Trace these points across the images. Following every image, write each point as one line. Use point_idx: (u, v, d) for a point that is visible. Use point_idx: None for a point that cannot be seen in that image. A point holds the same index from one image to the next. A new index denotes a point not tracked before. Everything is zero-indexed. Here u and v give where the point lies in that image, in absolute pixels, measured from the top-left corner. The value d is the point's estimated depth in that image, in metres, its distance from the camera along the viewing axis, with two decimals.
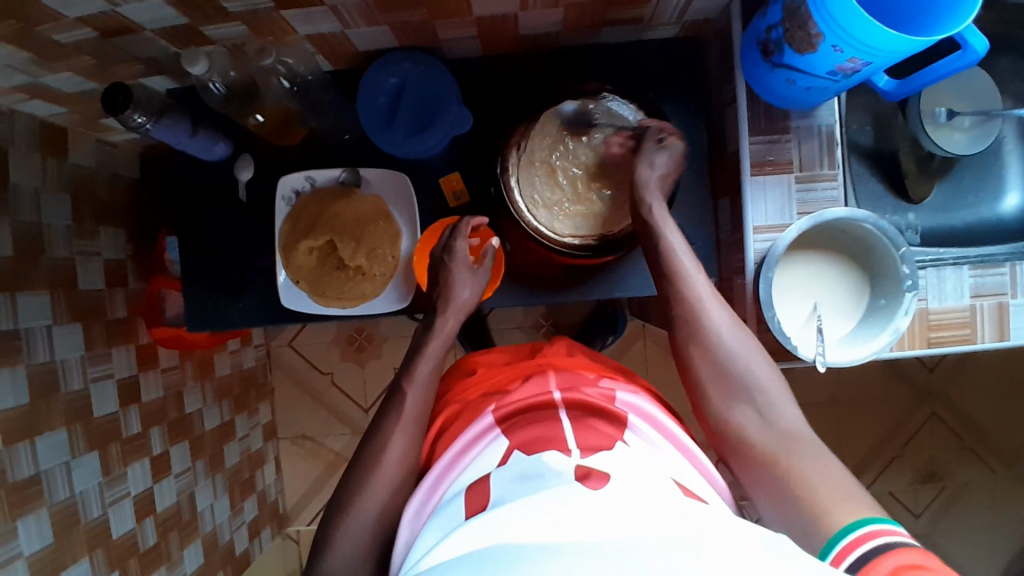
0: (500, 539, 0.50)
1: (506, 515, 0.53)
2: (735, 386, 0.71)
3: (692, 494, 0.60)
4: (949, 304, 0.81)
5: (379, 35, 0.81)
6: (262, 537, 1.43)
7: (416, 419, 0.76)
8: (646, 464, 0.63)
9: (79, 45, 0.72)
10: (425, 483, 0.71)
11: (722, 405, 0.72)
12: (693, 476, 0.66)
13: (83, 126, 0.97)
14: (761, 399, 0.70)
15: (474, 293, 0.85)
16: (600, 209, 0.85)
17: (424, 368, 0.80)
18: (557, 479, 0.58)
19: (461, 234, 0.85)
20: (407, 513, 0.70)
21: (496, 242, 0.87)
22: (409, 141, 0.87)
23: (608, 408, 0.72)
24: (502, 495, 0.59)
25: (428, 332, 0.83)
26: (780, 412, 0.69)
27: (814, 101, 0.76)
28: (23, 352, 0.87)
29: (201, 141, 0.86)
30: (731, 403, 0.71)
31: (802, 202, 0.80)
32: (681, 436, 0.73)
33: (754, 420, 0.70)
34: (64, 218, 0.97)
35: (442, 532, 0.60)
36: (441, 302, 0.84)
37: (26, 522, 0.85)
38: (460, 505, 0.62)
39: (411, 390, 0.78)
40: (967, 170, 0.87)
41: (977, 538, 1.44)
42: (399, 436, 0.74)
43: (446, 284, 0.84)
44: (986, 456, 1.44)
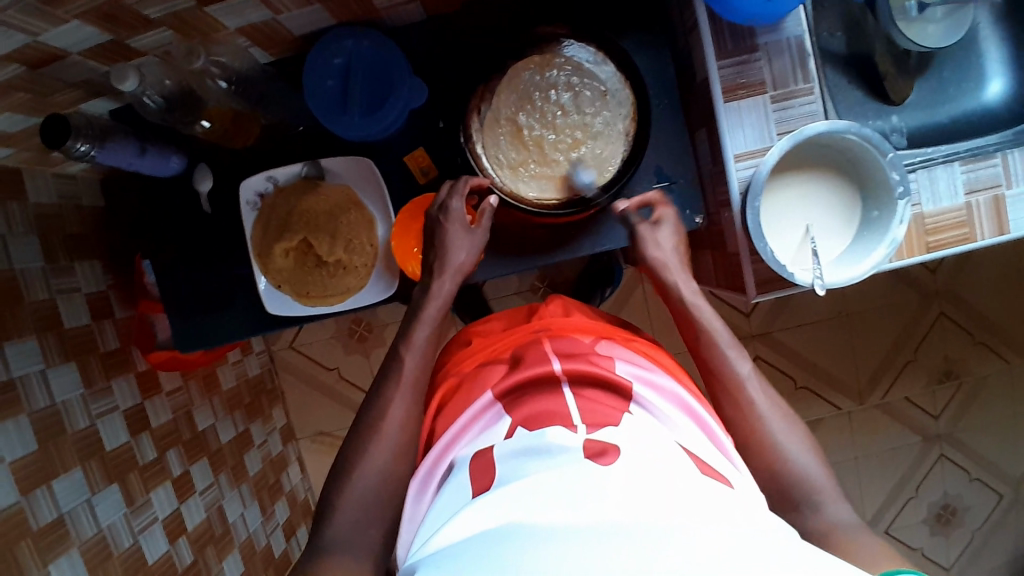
0: (511, 521, 0.52)
1: (507, 502, 0.54)
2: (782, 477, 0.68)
3: (709, 469, 0.60)
4: (944, 205, 0.79)
5: (313, 15, 0.76)
6: (300, 534, 1.45)
7: (414, 384, 0.77)
8: (656, 437, 0.63)
9: (8, 81, 0.69)
10: (425, 462, 0.71)
11: (774, 501, 0.68)
12: (711, 450, 0.65)
13: (34, 163, 0.94)
14: (814, 494, 0.66)
15: (471, 255, 0.82)
16: (572, 175, 0.82)
17: (421, 332, 0.80)
18: (567, 456, 0.58)
19: (457, 193, 0.82)
20: (409, 494, 0.70)
21: (493, 199, 0.81)
22: (367, 121, 0.82)
23: (614, 381, 0.70)
24: (506, 474, 0.59)
25: (427, 294, 0.82)
26: (834, 509, 0.65)
27: (780, 11, 0.71)
28: (22, 401, 0.86)
29: (152, 158, 0.83)
30: (779, 498, 0.68)
31: (780, 121, 0.77)
32: (688, 401, 0.72)
33: (808, 511, 0.65)
34: (37, 260, 0.95)
35: (446, 516, 0.60)
36: (436, 264, 0.82)
37: (58, 565, 0.85)
38: (465, 478, 0.63)
39: (411, 354, 0.78)
40: (946, 62, 0.83)
41: (999, 428, 1.45)
42: (401, 401, 0.75)
43: (441, 244, 0.81)
44: (1000, 349, 1.43)
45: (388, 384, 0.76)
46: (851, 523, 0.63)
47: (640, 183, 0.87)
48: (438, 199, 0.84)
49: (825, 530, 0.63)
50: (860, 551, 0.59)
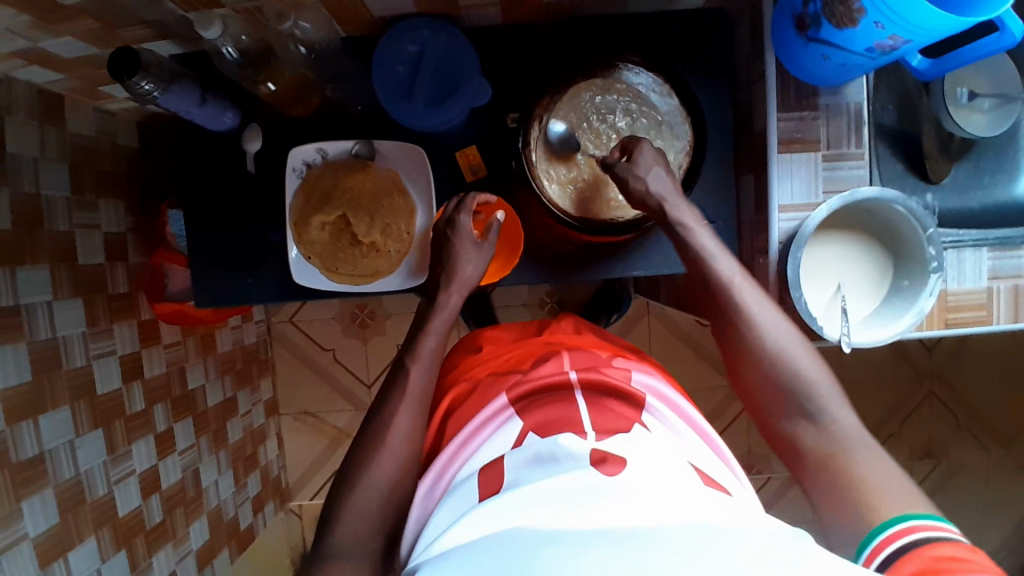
0: (516, 525, 0.52)
1: (519, 506, 0.55)
2: (781, 385, 0.68)
3: (713, 482, 0.61)
4: (967, 286, 0.82)
5: (398, 0, 0.77)
6: (266, 511, 1.42)
7: (421, 393, 0.77)
8: (667, 449, 0.63)
9: (82, 8, 0.68)
10: (430, 472, 0.70)
11: (771, 406, 0.69)
12: (715, 463, 0.66)
13: (80, 93, 0.93)
14: (813, 402, 0.67)
15: (477, 270, 0.83)
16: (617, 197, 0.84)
17: (429, 343, 0.80)
18: (573, 464, 0.59)
19: (466, 208, 0.83)
20: (419, 491, 0.70)
21: (501, 216, 0.84)
22: (430, 113, 0.83)
23: (626, 390, 0.71)
24: (517, 478, 0.60)
25: (433, 305, 0.82)
26: (833, 415, 0.66)
27: (845, 77, 0.74)
28: (25, 329, 0.84)
29: (210, 109, 0.82)
30: (776, 404, 0.69)
31: (828, 181, 0.80)
32: (698, 420, 0.74)
33: (807, 427, 0.67)
34: (63, 190, 0.93)
35: (455, 516, 0.60)
36: (445, 277, 0.83)
37: (30, 503, 0.83)
38: (473, 485, 0.62)
39: (417, 367, 0.78)
40: (985, 152, 0.87)
41: (967, 513, 1.48)
42: (407, 410, 0.75)
43: (449, 260, 0.82)
44: (980, 435, 1.47)
45: (402, 389, 0.76)
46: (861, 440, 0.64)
47: None
48: (447, 211, 0.85)
49: (834, 458, 0.63)
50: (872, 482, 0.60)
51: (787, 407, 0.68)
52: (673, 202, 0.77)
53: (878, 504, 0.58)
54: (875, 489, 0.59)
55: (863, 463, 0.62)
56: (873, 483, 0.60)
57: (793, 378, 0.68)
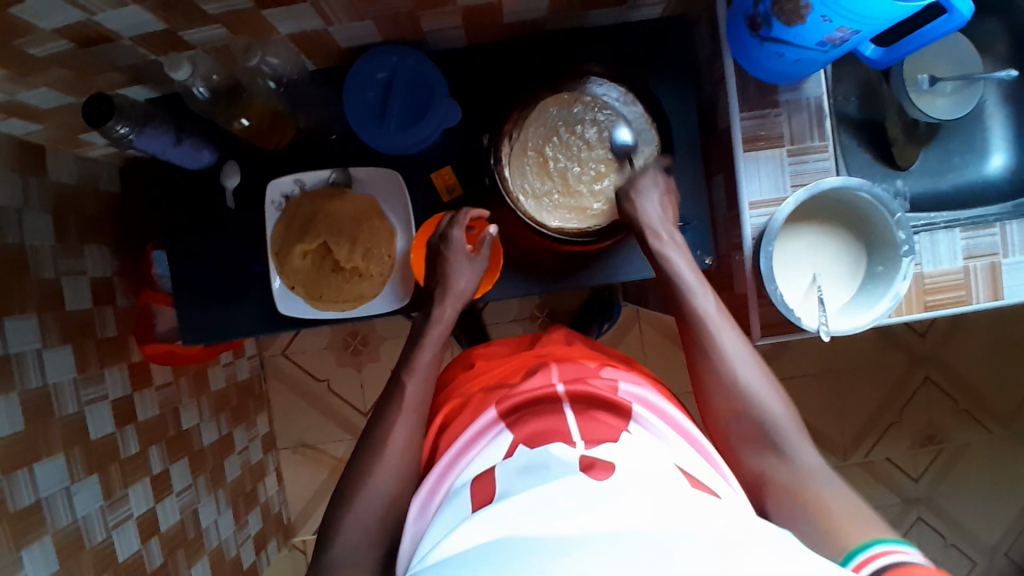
0: (506, 534, 0.52)
1: (510, 513, 0.55)
2: (751, 420, 0.71)
3: (701, 485, 0.61)
4: (944, 267, 0.83)
5: (363, 30, 0.79)
6: (270, 548, 1.41)
7: (417, 409, 0.77)
8: (654, 455, 0.63)
9: (54, 58, 0.70)
10: (425, 485, 0.70)
11: (738, 438, 0.71)
12: (704, 466, 0.67)
13: (60, 141, 0.95)
14: (784, 445, 0.69)
15: (471, 283, 0.84)
16: (591, 205, 0.85)
17: (424, 357, 0.81)
18: (562, 470, 0.59)
19: (458, 223, 0.84)
20: (411, 508, 0.69)
21: (492, 229, 0.84)
22: (402, 134, 0.85)
23: (614, 401, 0.71)
24: (508, 487, 0.60)
25: (428, 319, 0.83)
26: (798, 452, 0.68)
27: (805, 72, 0.76)
28: (15, 377, 0.85)
29: (185, 149, 0.84)
30: (747, 442, 0.71)
31: (795, 174, 0.81)
32: (685, 425, 0.74)
33: (775, 463, 0.69)
34: (47, 238, 0.94)
35: (448, 530, 0.60)
36: (439, 291, 0.84)
37: (30, 552, 0.82)
38: (467, 496, 0.62)
39: (412, 381, 0.78)
40: (951, 135, 0.89)
41: (976, 498, 1.48)
42: (404, 425, 0.75)
43: (443, 273, 0.83)
44: (980, 417, 1.47)
45: (390, 409, 0.76)
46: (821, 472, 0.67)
47: None
48: (439, 226, 0.87)
49: (802, 492, 0.65)
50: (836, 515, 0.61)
51: (759, 444, 0.70)
52: (665, 241, 0.81)
53: (850, 527, 0.59)
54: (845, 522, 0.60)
55: (830, 499, 0.63)
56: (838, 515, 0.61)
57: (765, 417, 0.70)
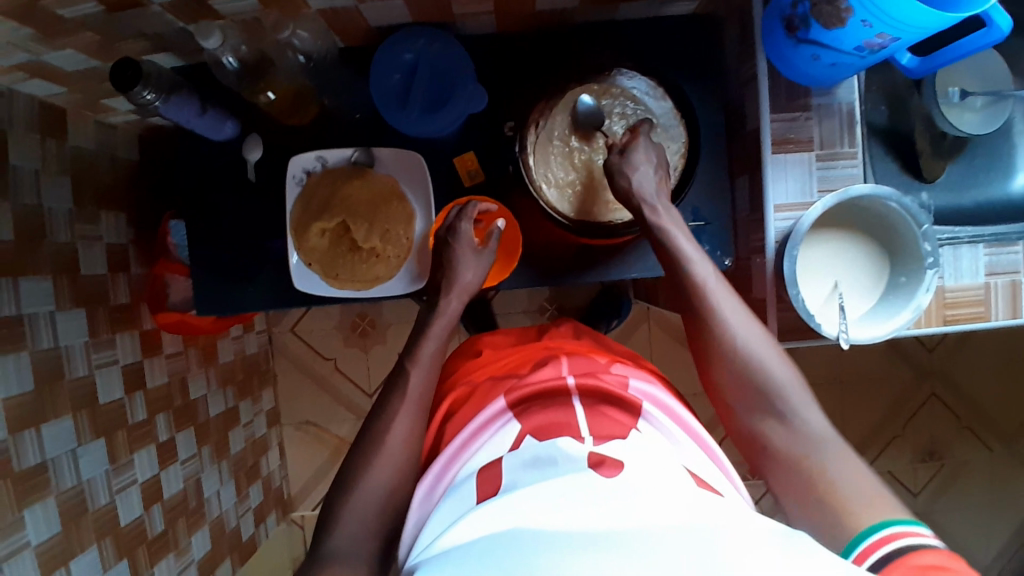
0: (523, 525, 0.52)
1: (524, 508, 0.54)
2: (751, 386, 0.69)
3: (706, 486, 0.61)
4: (964, 282, 0.82)
5: (394, 9, 0.78)
6: (268, 523, 1.42)
7: (419, 402, 0.76)
8: (663, 454, 0.63)
9: (84, 20, 0.70)
10: (429, 474, 0.71)
11: (739, 407, 0.70)
12: (709, 468, 0.67)
13: (82, 106, 0.94)
14: (782, 404, 0.67)
15: (477, 277, 0.84)
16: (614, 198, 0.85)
17: (428, 348, 0.80)
18: (571, 465, 0.59)
19: (467, 216, 0.85)
20: (419, 492, 0.70)
21: (501, 224, 0.86)
22: (424, 120, 0.86)
23: (624, 397, 0.71)
24: (514, 479, 0.60)
25: (433, 312, 0.83)
26: (803, 417, 0.66)
27: (838, 77, 0.75)
28: (27, 339, 0.85)
29: (210, 119, 0.84)
30: (744, 402, 0.69)
31: (822, 179, 0.80)
32: (695, 428, 0.74)
33: (776, 427, 0.67)
34: (65, 202, 0.94)
35: (451, 519, 0.60)
36: (444, 284, 0.84)
37: (33, 512, 0.83)
38: (470, 488, 0.62)
39: (417, 370, 0.78)
40: (979, 150, 0.88)
41: (973, 516, 1.48)
42: (405, 417, 0.75)
43: (449, 265, 0.84)
44: (983, 435, 1.46)
45: (401, 390, 0.76)
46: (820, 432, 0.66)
47: (676, 218, 0.90)
48: (448, 219, 0.87)
49: (802, 461, 0.64)
50: (840, 491, 0.60)
51: (760, 410, 0.68)
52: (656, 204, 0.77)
53: (856, 509, 0.59)
54: (858, 503, 0.59)
55: (832, 466, 0.63)
56: (843, 488, 0.61)
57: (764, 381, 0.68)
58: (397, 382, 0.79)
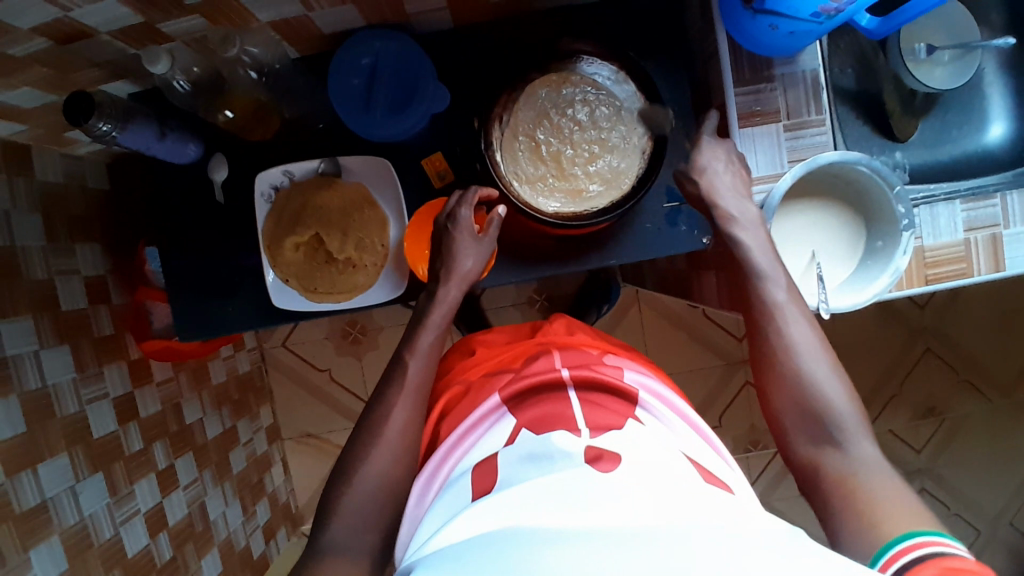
0: (515, 523, 0.51)
1: (516, 506, 0.53)
2: (812, 414, 0.67)
3: (712, 477, 0.61)
4: (944, 240, 0.81)
5: (345, 15, 0.77)
6: (279, 537, 1.42)
7: (416, 390, 0.76)
8: (661, 443, 0.63)
9: (32, 56, 0.69)
10: (429, 464, 0.71)
11: (795, 431, 0.68)
12: (711, 457, 0.66)
13: (45, 141, 0.93)
14: (839, 429, 0.66)
15: (477, 264, 0.81)
16: (585, 188, 0.83)
17: (425, 338, 0.79)
18: (567, 462, 0.58)
19: (466, 202, 0.81)
20: (414, 490, 0.70)
21: (501, 211, 0.81)
22: (390, 120, 0.84)
23: (622, 388, 0.71)
24: (508, 477, 0.59)
25: (432, 300, 0.80)
26: (857, 444, 0.65)
27: (798, 44, 0.74)
28: (13, 380, 0.84)
29: (170, 143, 0.83)
30: (802, 427, 0.68)
31: (792, 149, 0.80)
32: (691, 415, 0.73)
33: (830, 452, 0.66)
34: (38, 239, 0.93)
35: (447, 515, 0.60)
36: (443, 272, 0.81)
37: (38, 552, 0.83)
38: (466, 481, 0.62)
39: (415, 359, 0.78)
40: (950, 106, 0.87)
41: (978, 467, 1.48)
42: (402, 407, 0.75)
43: (448, 252, 0.80)
44: (982, 387, 1.47)
45: (387, 399, 0.76)
46: (874, 460, 0.64)
47: (650, 200, 0.89)
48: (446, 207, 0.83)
49: (851, 485, 0.63)
50: (884, 512, 0.58)
51: (816, 436, 0.67)
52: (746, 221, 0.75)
53: (892, 518, 0.57)
54: (892, 518, 0.58)
55: (879, 493, 0.61)
56: (887, 509, 0.59)
57: (819, 400, 0.67)
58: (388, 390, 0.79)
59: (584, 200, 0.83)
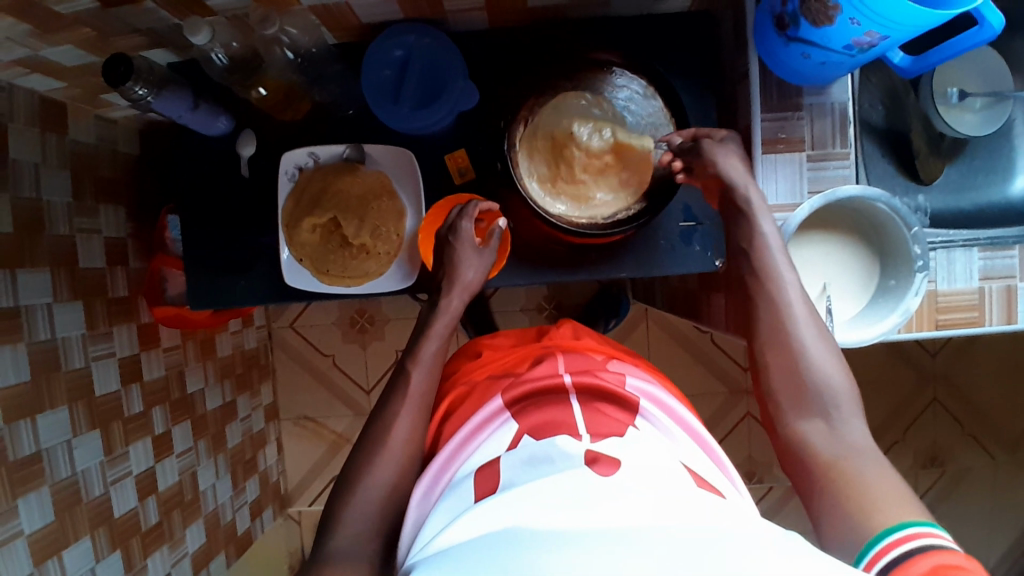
0: (513, 522, 0.51)
1: (513, 507, 0.53)
2: (806, 390, 0.68)
3: (706, 482, 0.60)
4: (958, 286, 0.81)
5: (385, 6, 0.79)
6: (265, 517, 1.43)
7: (421, 397, 0.77)
8: (659, 450, 0.63)
9: (79, 16, 0.71)
10: (432, 465, 0.70)
11: (786, 405, 0.69)
12: (709, 466, 0.66)
13: (82, 101, 0.96)
14: (832, 407, 0.67)
15: (480, 274, 0.83)
16: (597, 198, 0.84)
17: (429, 347, 0.80)
18: (566, 463, 0.58)
19: (467, 214, 0.83)
20: (416, 493, 0.69)
21: (502, 222, 0.85)
22: (415, 115, 0.85)
23: (622, 395, 0.71)
24: (512, 478, 0.59)
25: (434, 310, 0.82)
26: (848, 424, 0.66)
27: (830, 75, 0.74)
28: (23, 330, 0.86)
29: (202, 114, 0.84)
30: (793, 402, 0.68)
31: (812, 180, 0.80)
32: (696, 426, 0.73)
33: (821, 430, 0.66)
34: (64, 195, 0.95)
35: (450, 517, 0.59)
36: (446, 282, 0.83)
37: (28, 501, 0.84)
38: (468, 488, 0.62)
39: (417, 369, 0.78)
40: (978, 151, 0.86)
41: (976, 524, 1.45)
42: (407, 415, 0.75)
43: (450, 263, 0.82)
44: (987, 442, 1.44)
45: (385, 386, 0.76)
46: (863, 441, 0.65)
47: (667, 217, 0.90)
48: (447, 218, 0.86)
49: (837, 464, 0.63)
50: (872, 493, 0.59)
51: (807, 411, 0.68)
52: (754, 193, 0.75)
53: (883, 506, 0.57)
54: (875, 504, 0.58)
55: (868, 473, 0.61)
56: (869, 493, 0.59)
57: (812, 372, 0.68)
58: (395, 380, 0.79)
59: (591, 209, 0.84)
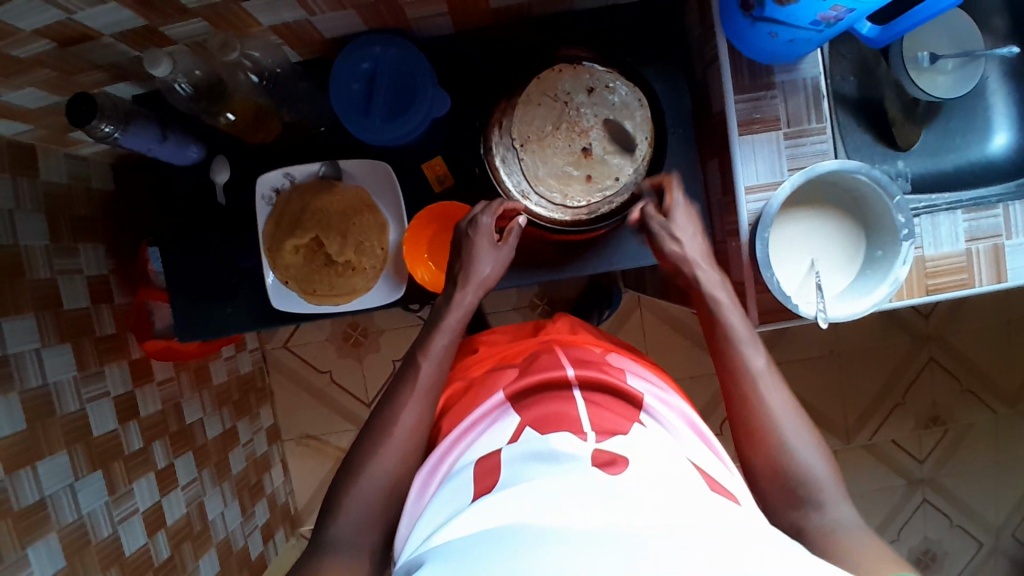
0: (507, 521, 0.51)
1: (513, 504, 0.53)
2: (789, 480, 0.65)
3: (718, 487, 0.60)
4: (945, 250, 0.81)
5: (346, 20, 0.78)
6: (277, 538, 1.43)
7: (427, 389, 0.76)
8: (664, 450, 0.62)
9: (37, 58, 0.69)
10: (431, 458, 0.70)
11: (774, 501, 0.66)
12: (715, 465, 0.65)
13: (50, 141, 0.94)
14: (816, 492, 0.64)
15: (496, 271, 0.81)
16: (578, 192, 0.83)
17: (441, 340, 0.79)
18: (574, 464, 0.57)
19: (490, 210, 0.80)
20: (414, 484, 0.69)
21: (522, 221, 0.80)
22: (387, 128, 0.84)
23: (626, 394, 0.70)
24: (508, 478, 0.58)
25: (449, 304, 0.81)
26: (835, 508, 0.63)
27: (799, 52, 0.74)
28: (14, 379, 0.85)
29: (172, 145, 0.83)
30: (779, 496, 0.66)
31: (792, 157, 0.79)
32: (695, 419, 0.73)
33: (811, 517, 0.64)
34: (42, 238, 0.94)
35: (450, 510, 0.59)
36: (461, 277, 0.81)
37: (36, 549, 0.84)
38: (468, 476, 0.62)
39: (428, 362, 0.78)
40: (953, 114, 0.86)
41: (982, 479, 1.47)
42: (413, 406, 0.74)
43: (467, 258, 0.80)
44: (986, 398, 1.46)
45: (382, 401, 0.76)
46: (853, 526, 0.62)
47: None
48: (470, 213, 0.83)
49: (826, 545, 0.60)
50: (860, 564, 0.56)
51: (793, 501, 0.65)
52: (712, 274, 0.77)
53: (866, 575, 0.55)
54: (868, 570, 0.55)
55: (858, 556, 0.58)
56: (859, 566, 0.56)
57: (796, 464, 0.66)
58: (405, 372, 0.78)
59: (571, 204, 0.83)
